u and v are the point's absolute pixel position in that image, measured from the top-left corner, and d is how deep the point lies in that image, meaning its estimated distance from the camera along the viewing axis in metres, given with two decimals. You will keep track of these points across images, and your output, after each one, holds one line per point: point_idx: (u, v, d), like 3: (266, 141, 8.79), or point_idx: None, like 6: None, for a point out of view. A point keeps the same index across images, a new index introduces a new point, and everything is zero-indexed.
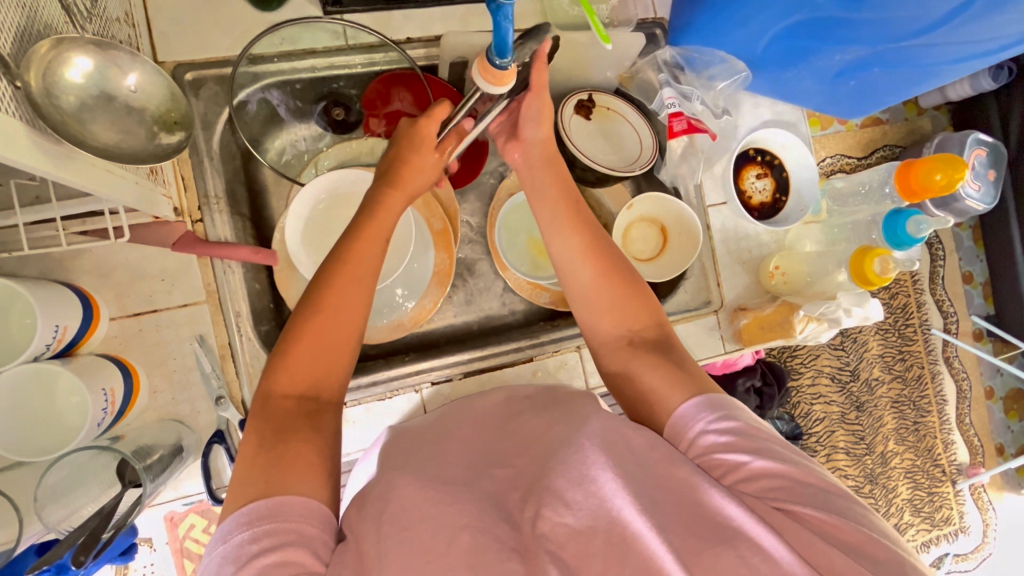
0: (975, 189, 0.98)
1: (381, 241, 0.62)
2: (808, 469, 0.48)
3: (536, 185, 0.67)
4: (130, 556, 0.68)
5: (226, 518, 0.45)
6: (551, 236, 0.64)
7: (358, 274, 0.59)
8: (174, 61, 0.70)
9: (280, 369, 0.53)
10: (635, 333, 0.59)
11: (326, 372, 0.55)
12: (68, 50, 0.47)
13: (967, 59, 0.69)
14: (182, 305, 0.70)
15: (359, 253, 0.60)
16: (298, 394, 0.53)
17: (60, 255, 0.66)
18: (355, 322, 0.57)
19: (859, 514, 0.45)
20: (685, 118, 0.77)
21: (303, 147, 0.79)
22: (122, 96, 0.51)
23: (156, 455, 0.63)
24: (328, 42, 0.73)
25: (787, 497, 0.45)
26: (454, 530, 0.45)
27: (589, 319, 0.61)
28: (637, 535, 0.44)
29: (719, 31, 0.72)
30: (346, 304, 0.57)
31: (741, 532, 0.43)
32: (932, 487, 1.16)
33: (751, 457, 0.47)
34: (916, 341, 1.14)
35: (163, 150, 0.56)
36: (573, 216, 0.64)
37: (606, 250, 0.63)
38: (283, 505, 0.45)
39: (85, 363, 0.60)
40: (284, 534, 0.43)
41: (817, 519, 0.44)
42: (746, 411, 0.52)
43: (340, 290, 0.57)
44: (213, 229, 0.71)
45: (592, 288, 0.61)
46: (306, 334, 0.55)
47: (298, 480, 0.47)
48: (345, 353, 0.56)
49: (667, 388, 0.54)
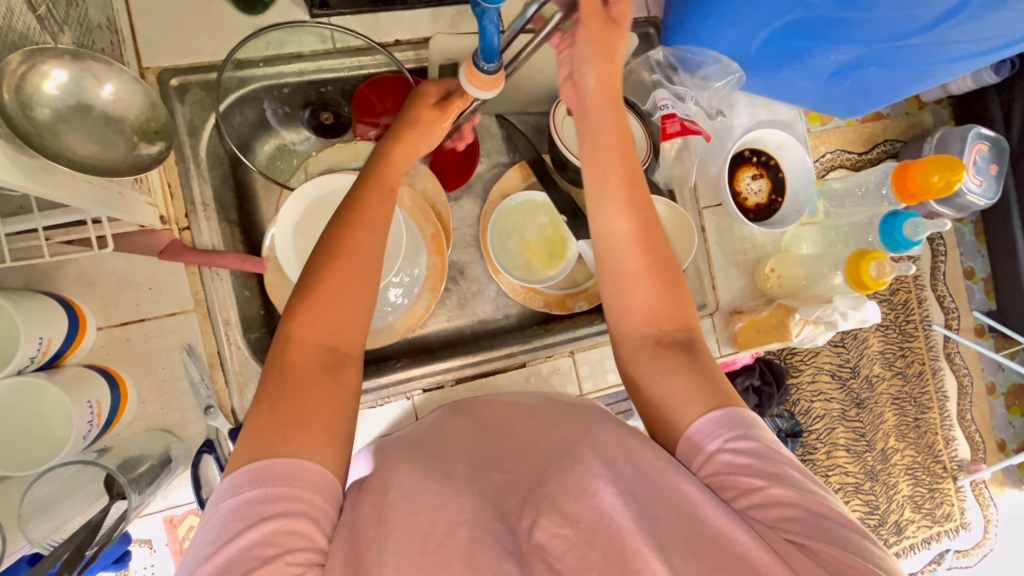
0: (976, 184, 0.96)
1: (387, 192, 0.59)
2: (825, 501, 0.47)
3: (589, 139, 0.60)
4: (124, 564, 0.68)
5: (245, 461, 0.45)
6: (597, 207, 0.59)
7: (375, 249, 0.56)
8: (159, 67, 0.69)
9: (301, 317, 0.52)
10: (665, 333, 0.57)
11: (345, 324, 0.53)
12: (41, 62, 0.46)
13: (964, 59, 0.67)
14: (170, 314, 0.69)
15: (372, 211, 0.57)
16: (316, 342, 0.51)
17: (46, 265, 0.65)
18: (373, 281, 0.55)
19: (874, 555, 0.44)
20: (678, 120, 0.74)
21: (295, 150, 0.77)
22: (99, 107, 0.51)
23: (145, 466, 0.63)
24: (315, 46, 0.73)
25: (800, 529, 0.44)
26: (453, 524, 0.45)
27: (619, 308, 0.59)
28: (634, 552, 0.43)
29: (711, 29, 0.71)
30: (362, 259, 0.55)
31: (744, 558, 0.42)
32: (933, 483, 1.16)
33: (766, 482, 0.47)
34: (917, 338, 1.12)
35: (143, 161, 0.54)
36: (626, 193, 0.58)
37: (658, 239, 0.59)
38: (298, 469, 0.44)
39: (71, 375, 0.60)
40: (296, 501, 0.43)
41: (829, 555, 0.43)
42: (764, 430, 0.51)
43: (356, 242, 0.55)
44: (200, 236, 0.71)
45: (633, 277, 0.58)
46: (323, 289, 0.52)
47: (310, 442, 0.46)
48: (364, 307, 0.54)
49: (690, 394, 0.53)
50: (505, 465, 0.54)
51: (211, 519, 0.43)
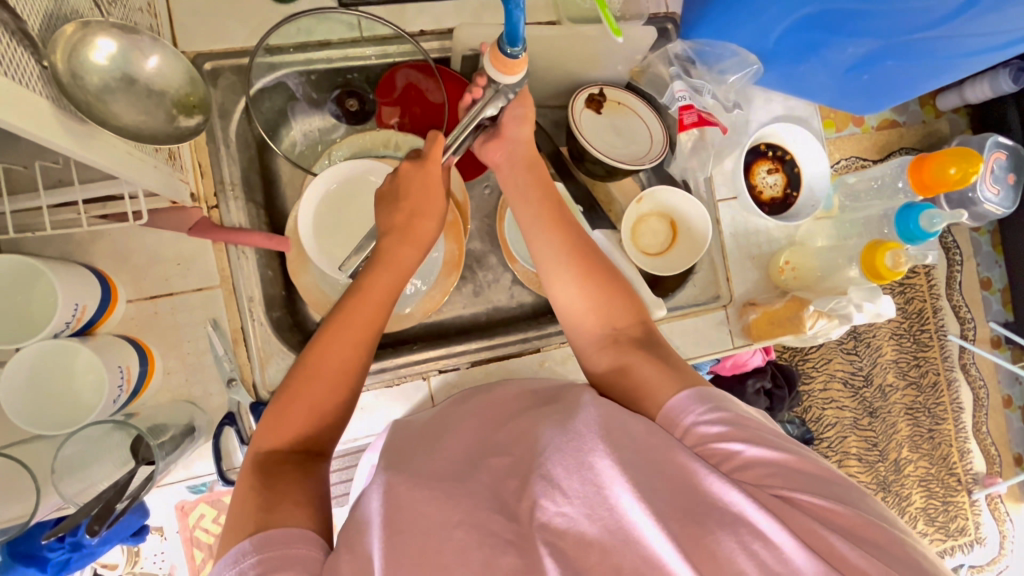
0: (993, 193, 0.99)
1: (385, 298, 0.63)
2: (804, 456, 0.49)
3: (517, 184, 0.68)
4: (142, 537, 0.71)
5: (235, 539, 0.46)
6: (533, 234, 0.66)
7: (362, 333, 0.60)
8: (194, 50, 0.72)
9: (270, 427, 0.55)
10: (619, 330, 0.62)
11: (317, 430, 0.57)
12: (93, 32, 0.49)
13: (981, 52, 0.69)
14: (197, 289, 0.71)
15: (359, 313, 0.61)
16: (293, 439, 0.55)
17: (81, 237, 0.68)
18: (348, 389, 0.59)
19: (853, 496, 0.47)
20: (695, 111, 0.77)
21: (321, 137, 0.80)
22: (144, 79, 0.53)
23: (169, 434, 0.65)
24: (343, 34, 0.75)
25: (785, 484, 0.46)
26: (449, 527, 0.47)
27: (572, 318, 0.64)
28: (632, 529, 0.46)
29: (733, 22, 0.73)
30: (339, 368, 0.58)
31: (739, 517, 0.45)
32: (947, 496, 1.15)
33: (743, 445, 0.49)
34: (930, 347, 1.12)
35: (182, 133, 0.57)
36: (554, 216, 0.66)
37: (589, 252, 0.65)
38: (274, 537, 0.46)
39: (104, 341, 0.62)
40: (281, 559, 0.44)
41: (814, 505, 0.45)
42: (736, 402, 0.53)
43: (335, 350, 0.58)
44: (228, 215, 0.73)
45: (576, 290, 0.63)
46: (302, 387, 0.57)
47: (287, 514, 0.48)
48: (335, 415, 0.58)
49: (659, 381, 0.56)
50: (507, 450, 0.56)
51: None
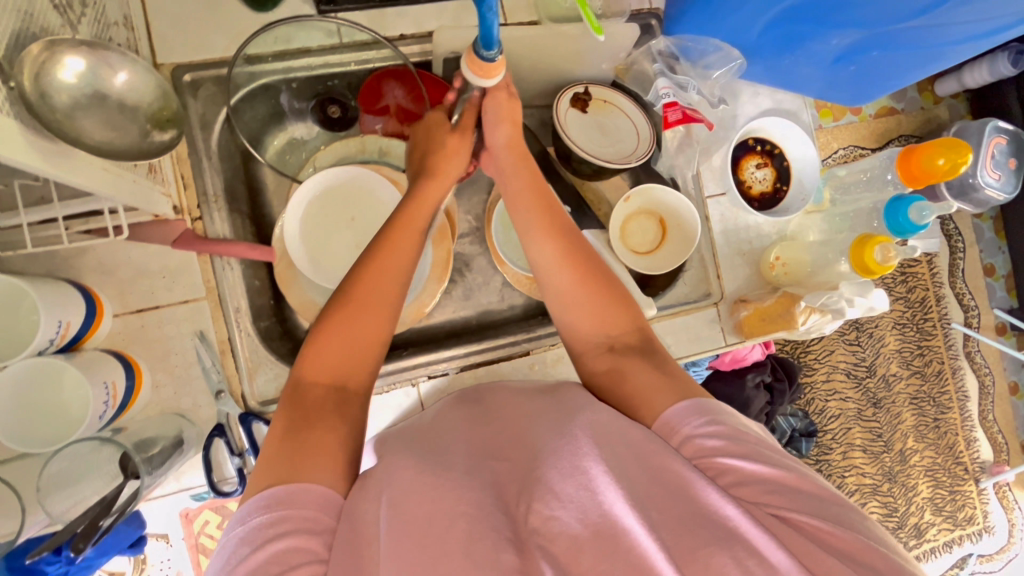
0: (993, 178, 0.96)
1: (405, 240, 0.63)
2: (803, 474, 0.48)
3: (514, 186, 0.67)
4: (140, 548, 0.70)
5: (264, 483, 0.47)
6: (529, 242, 0.65)
7: (389, 271, 0.61)
8: (172, 63, 0.72)
9: (311, 357, 0.56)
10: (615, 338, 0.61)
11: (353, 363, 0.57)
12: (59, 51, 0.49)
13: (969, 39, 0.67)
14: (183, 301, 0.71)
15: (382, 257, 0.61)
16: (328, 378, 0.55)
17: (66, 254, 0.68)
18: (383, 322, 0.59)
19: (856, 520, 0.45)
20: (679, 109, 0.76)
21: (304, 142, 0.80)
22: (115, 95, 0.53)
23: (157, 448, 0.66)
24: (322, 41, 0.74)
25: (782, 503, 0.46)
26: (453, 515, 0.46)
27: (568, 322, 0.63)
28: (625, 539, 0.44)
29: (715, 17, 0.72)
30: (375, 299, 0.59)
31: (736, 534, 0.43)
32: (954, 485, 1.14)
33: (742, 461, 0.48)
34: (935, 336, 1.11)
35: (155, 147, 0.58)
36: (547, 224, 0.65)
37: (586, 257, 0.64)
38: (299, 493, 0.46)
39: (89, 359, 0.62)
40: (304, 522, 0.45)
41: (810, 526, 0.44)
42: (734, 416, 0.52)
43: (369, 286, 0.59)
44: (212, 225, 0.73)
45: (569, 294, 0.62)
46: (339, 321, 0.57)
47: (314, 468, 0.49)
48: (373, 345, 0.58)
49: (657, 390, 0.54)
50: (499, 453, 0.56)
51: (224, 547, 0.45)
